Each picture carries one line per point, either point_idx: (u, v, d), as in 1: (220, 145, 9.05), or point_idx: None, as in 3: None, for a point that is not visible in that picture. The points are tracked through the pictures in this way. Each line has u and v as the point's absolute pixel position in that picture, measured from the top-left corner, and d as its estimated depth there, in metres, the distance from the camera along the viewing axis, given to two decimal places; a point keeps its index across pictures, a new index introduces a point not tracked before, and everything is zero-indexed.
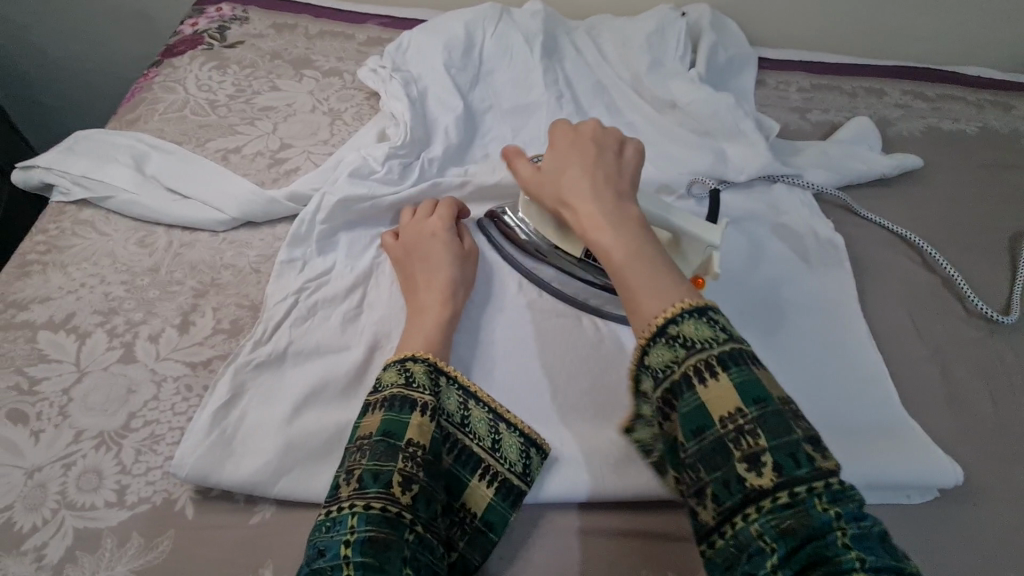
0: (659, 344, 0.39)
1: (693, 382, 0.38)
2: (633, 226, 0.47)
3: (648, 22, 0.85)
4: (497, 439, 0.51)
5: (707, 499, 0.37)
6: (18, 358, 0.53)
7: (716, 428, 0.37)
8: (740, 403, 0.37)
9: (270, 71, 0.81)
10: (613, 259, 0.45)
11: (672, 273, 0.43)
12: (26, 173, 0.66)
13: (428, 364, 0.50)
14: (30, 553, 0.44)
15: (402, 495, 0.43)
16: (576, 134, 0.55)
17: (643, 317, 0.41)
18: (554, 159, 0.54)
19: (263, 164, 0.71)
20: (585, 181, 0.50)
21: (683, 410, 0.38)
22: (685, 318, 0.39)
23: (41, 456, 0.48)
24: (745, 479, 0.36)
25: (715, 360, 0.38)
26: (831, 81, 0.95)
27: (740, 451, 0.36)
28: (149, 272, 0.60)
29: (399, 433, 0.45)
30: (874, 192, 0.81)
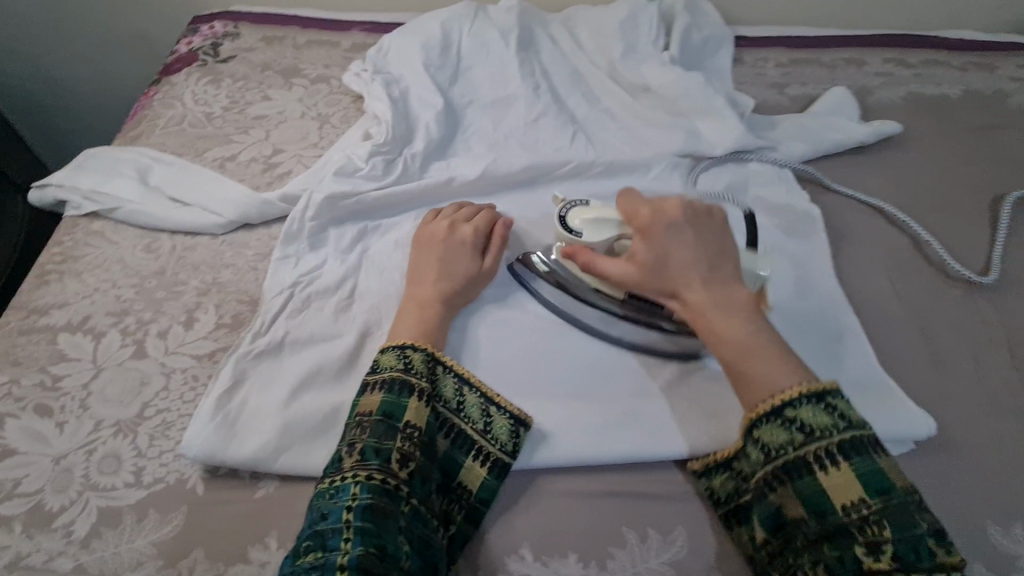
0: (773, 422, 0.47)
1: (813, 468, 0.45)
2: (748, 311, 0.52)
3: (620, 10, 0.88)
4: (488, 421, 0.54)
5: (820, 570, 0.43)
6: (41, 358, 0.58)
7: (839, 514, 0.44)
8: (862, 492, 0.43)
9: (261, 82, 0.86)
10: (730, 347, 0.51)
11: (784, 356, 0.49)
12: (41, 192, 0.71)
13: (426, 354, 0.55)
14: (60, 530, 0.49)
15: (398, 470, 0.48)
16: (663, 214, 0.57)
17: (754, 396, 0.48)
18: (648, 243, 0.56)
19: (257, 170, 0.75)
20: (693, 266, 0.54)
21: (802, 490, 0.45)
22: (801, 404, 0.46)
23: (65, 444, 0.53)
24: (863, 561, 0.42)
25: (835, 450, 0.45)
26: (810, 54, 0.96)
27: (864, 537, 0.43)
28: (156, 275, 0.65)
29: (398, 415, 0.50)
30: (854, 160, 0.82)
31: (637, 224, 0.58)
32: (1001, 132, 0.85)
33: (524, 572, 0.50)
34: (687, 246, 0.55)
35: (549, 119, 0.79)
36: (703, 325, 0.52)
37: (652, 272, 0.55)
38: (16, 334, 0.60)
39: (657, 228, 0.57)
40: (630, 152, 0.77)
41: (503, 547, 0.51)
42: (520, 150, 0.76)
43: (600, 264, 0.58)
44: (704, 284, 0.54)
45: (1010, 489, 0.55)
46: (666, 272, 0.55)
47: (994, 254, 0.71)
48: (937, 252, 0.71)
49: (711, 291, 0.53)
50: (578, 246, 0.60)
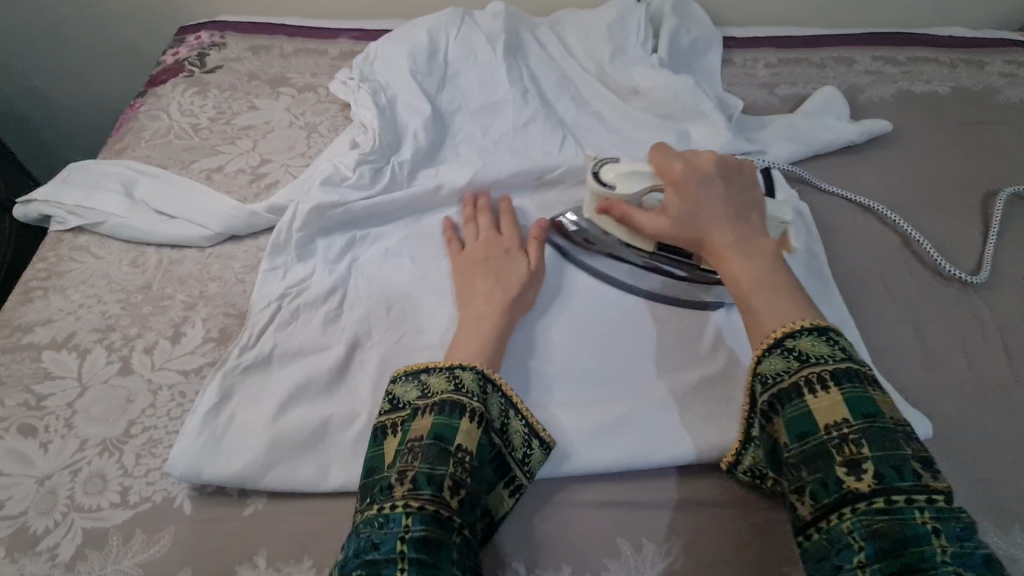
0: (774, 354, 0.45)
1: (802, 392, 0.43)
2: (764, 257, 0.51)
3: (608, 13, 0.87)
4: (528, 453, 0.51)
5: (806, 497, 0.42)
6: (25, 377, 0.57)
7: (822, 434, 0.42)
8: (848, 415, 0.41)
9: (248, 92, 0.85)
10: (744, 283, 0.50)
11: (797, 293, 0.48)
12: (25, 207, 0.70)
13: (478, 375, 0.51)
14: (45, 553, 0.48)
15: (452, 498, 0.45)
16: (698, 168, 0.56)
17: (760, 332, 0.47)
18: (680, 198, 0.55)
19: (245, 180, 0.75)
20: (718, 215, 0.53)
21: (789, 415, 0.43)
22: (801, 335, 0.45)
23: (50, 464, 0.52)
24: (844, 481, 0.40)
25: (828, 375, 0.43)
26: (799, 53, 0.96)
27: (842, 455, 0.41)
28: (142, 290, 0.64)
29: (453, 439, 0.47)
30: (846, 159, 0.81)
31: (674, 178, 0.56)
32: (992, 129, 0.85)
33: None
34: (721, 191, 0.55)
35: (538, 123, 0.79)
36: (722, 265, 0.52)
37: (681, 219, 0.54)
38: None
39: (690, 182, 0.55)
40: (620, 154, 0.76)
41: (496, 561, 0.50)
42: (510, 156, 0.76)
43: (633, 216, 0.58)
44: (728, 226, 0.53)
45: (1007, 489, 0.54)
46: (693, 219, 0.54)
47: (988, 252, 0.71)
48: (930, 252, 0.71)
49: (735, 235, 0.52)
50: (615, 203, 0.60)
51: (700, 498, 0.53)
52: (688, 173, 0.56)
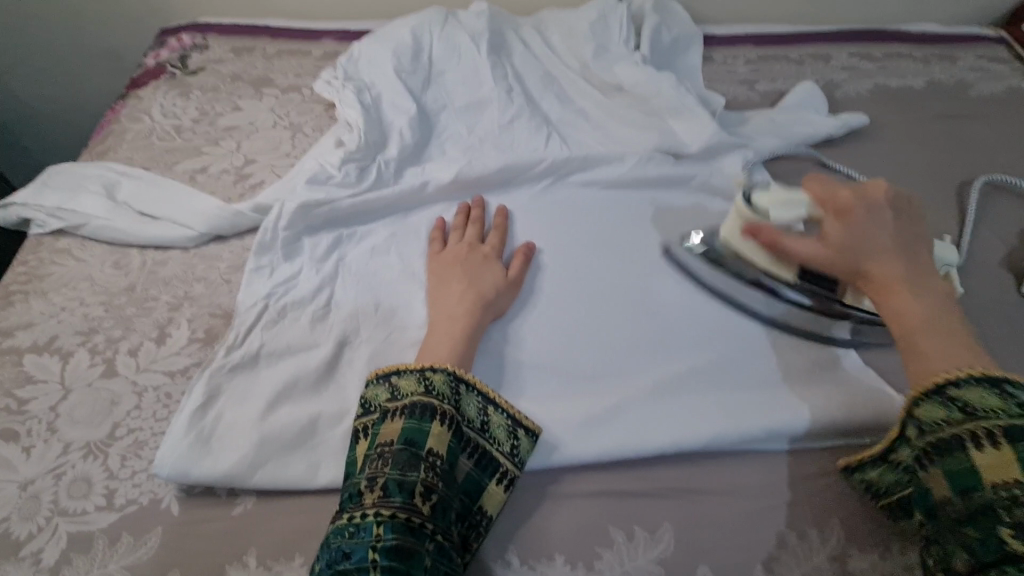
0: (933, 401, 0.45)
1: (966, 444, 0.43)
2: (927, 296, 0.51)
3: (590, 12, 0.88)
4: (515, 444, 0.52)
5: (964, 551, 0.41)
6: (6, 381, 0.56)
7: (988, 492, 0.41)
8: (1021, 474, 0.40)
9: (231, 93, 0.85)
10: (906, 323, 0.50)
11: (965, 342, 0.48)
12: (4, 211, 0.69)
13: (449, 377, 0.52)
14: (29, 558, 0.47)
15: (422, 504, 0.46)
16: (869, 198, 0.55)
17: (927, 374, 0.47)
18: (846, 225, 0.54)
19: (229, 181, 0.74)
20: (884, 251, 0.53)
21: (949, 466, 0.43)
22: (969, 385, 0.44)
23: (33, 469, 0.52)
24: (1008, 542, 0.39)
25: (998, 430, 0.41)
26: (778, 50, 0.98)
27: (1011, 518, 0.39)
28: (126, 291, 0.63)
29: (421, 444, 0.48)
30: (825, 151, 0.83)
31: (837, 205, 0.56)
32: (965, 121, 0.88)
33: None
34: (893, 226, 0.54)
35: (523, 120, 0.79)
36: (886, 301, 0.51)
37: (843, 249, 0.54)
38: None
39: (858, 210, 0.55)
40: (603, 150, 0.77)
41: (487, 554, 0.51)
42: (496, 153, 0.76)
43: (786, 242, 0.57)
44: (899, 265, 0.52)
45: None
46: (860, 250, 0.53)
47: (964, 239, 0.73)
48: None
49: (905, 274, 0.52)
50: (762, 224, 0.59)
51: (688, 484, 0.54)
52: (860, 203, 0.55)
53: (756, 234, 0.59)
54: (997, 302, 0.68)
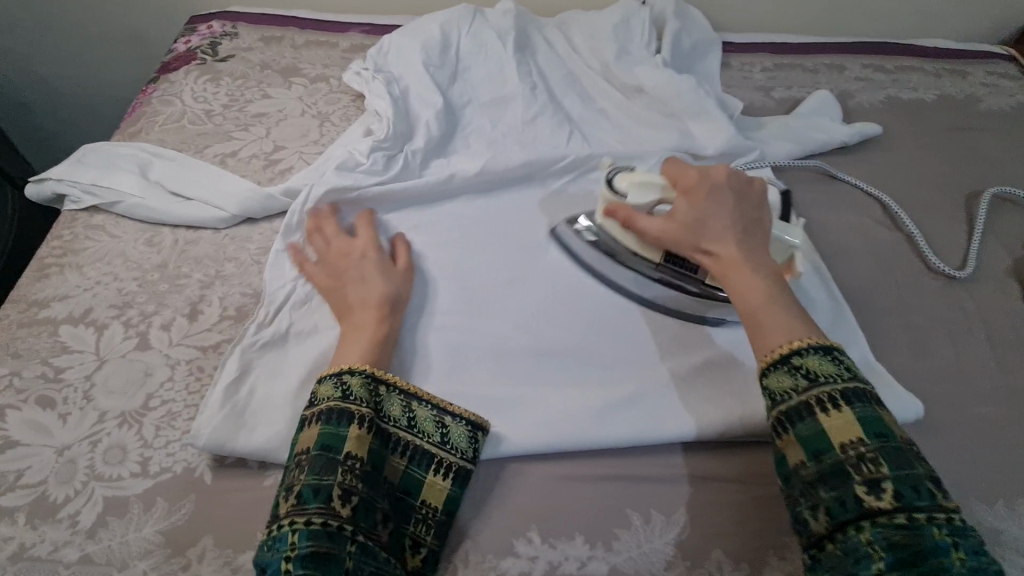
0: (782, 370, 0.48)
1: (814, 410, 0.46)
2: (768, 272, 0.53)
3: (614, 14, 0.90)
4: (444, 431, 0.53)
5: (820, 512, 0.43)
6: (42, 350, 0.58)
7: (838, 453, 0.44)
8: (861, 434, 0.44)
9: (261, 81, 0.87)
10: (748, 299, 0.52)
11: (801, 314, 0.51)
12: (38, 186, 0.70)
13: (367, 379, 0.52)
14: (66, 520, 0.49)
15: (340, 508, 0.47)
16: (710, 180, 0.58)
17: (764, 344, 0.49)
18: (691, 205, 0.57)
19: (259, 166, 0.76)
20: (727, 228, 0.55)
21: (803, 433, 0.45)
22: (809, 353, 0.47)
23: (69, 435, 0.53)
24: (863, 499, 0.42)
25: (838, 395, 0.46)
26: (794, 59, 1.00)
27: (862, 475, 0.43)
28: (158, 268, 0.65)
29: (338, 448, 0.48)
30: (838, 159, 0.85)
31: (684, 189, 0.59)
32: (974, 134, 0.90)
33: (532, 554, 0.51)
34: (734, 207, 0.57)
35: (546, 117, 0.81)
36: (728, 276, 0.54)
37: (690, 229, 0.56)
38: (16, 327, 0.59)
39: (701, 190, 0.58)
40: (622, 149, 0.79)
41: (510, 531, 0.52)
42: (519, 148, 0.78)
43: (639, 222, 0.60)
44: (738, 243, 0.55)
45: (991, 469, 0.57)
46: (704, 229, 0.56)
47: (972, 248, 0.75)
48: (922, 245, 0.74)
49: (743, 252, 0.54)
50: (620, 206, 0.61)
51: (703, 471, 0.55)
52: (700, 184, 0.58)
53: (614, 214, 0.62)
54: (1003, 309, 0.69)
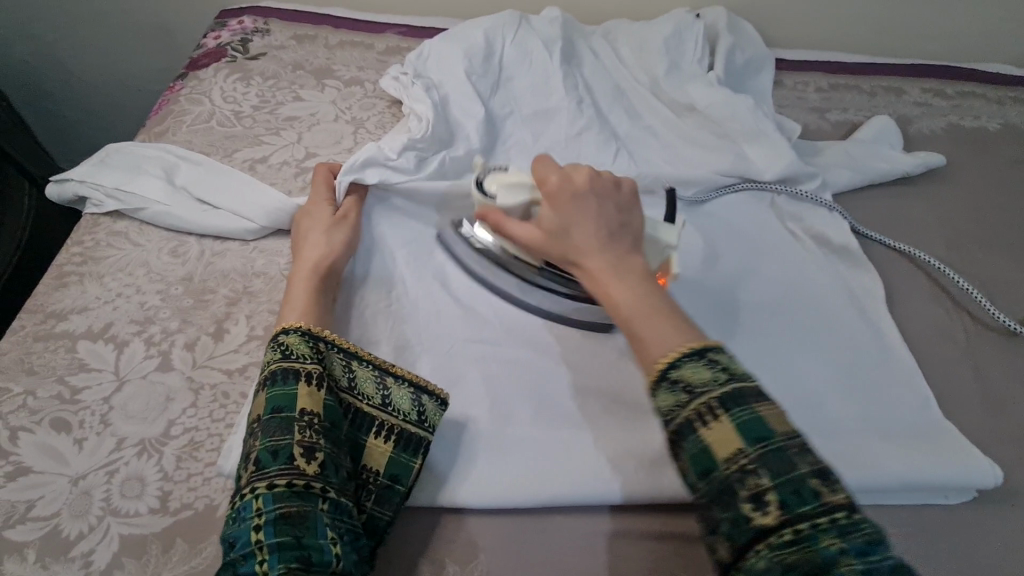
0: (662, 388, 0.42)
1: (695, 425, 0.40)
2: (639, 275, 0.48)
3: (665, 25, 0.85)
4: (385, 394, 0.51)
5: (721, 539, 0.38)
6: (59, 367, 0.54)
7: (722, 469, 0.38)
8: (741, 442, 0.38)
9: (293, 82, 0.83)
10: (622, 307, 0.47)
11: (679, 319, 0.45)
12: (60, 187, 0.67)
13: (308, 338, 0.50)
14: (78, 560, 0.45)
15: (306, 465, 0.43)
16: (571, 183, 0.52)
17: (648, 356, 0.43)
18: (557, 212, 0.52)
19: (290, 173, 0.72)
20: (592, 234, 0.50)
21: (689, 453, 0.39)
22: (685, 362, 0.42)
23: (84, 463, 0.49)
24: (753, 519, 0.36)
25: (716, 402, 0.40)
26: (849, 80, 0.95)
27: (746, 490, 0.37)
28: (183, 281, 0.61)
29: (290, 407, 0.45)
30: (899, 191, 0.80)
31: (547, 193, 0.53)
32: None
33: None
34: (597, 208, 0.51)
35: (592, 133, 0.77)
36: (598, 284, 0.49)
37: (555, 239, 0.52)
38: (32, 340, 0.56)
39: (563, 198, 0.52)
40: (671, 170, 0.76)
41: None
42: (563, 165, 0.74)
43: (508, 227, 0.56)
44: (604, 249, 0.50)
45: None
46: (569, 238, 0.51)
47: None
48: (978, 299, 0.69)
49: (612, 254, 0.49)
50: (491, 210, 0.57)
51: None
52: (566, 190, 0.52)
53: (486, 219, 0.58)
54: None
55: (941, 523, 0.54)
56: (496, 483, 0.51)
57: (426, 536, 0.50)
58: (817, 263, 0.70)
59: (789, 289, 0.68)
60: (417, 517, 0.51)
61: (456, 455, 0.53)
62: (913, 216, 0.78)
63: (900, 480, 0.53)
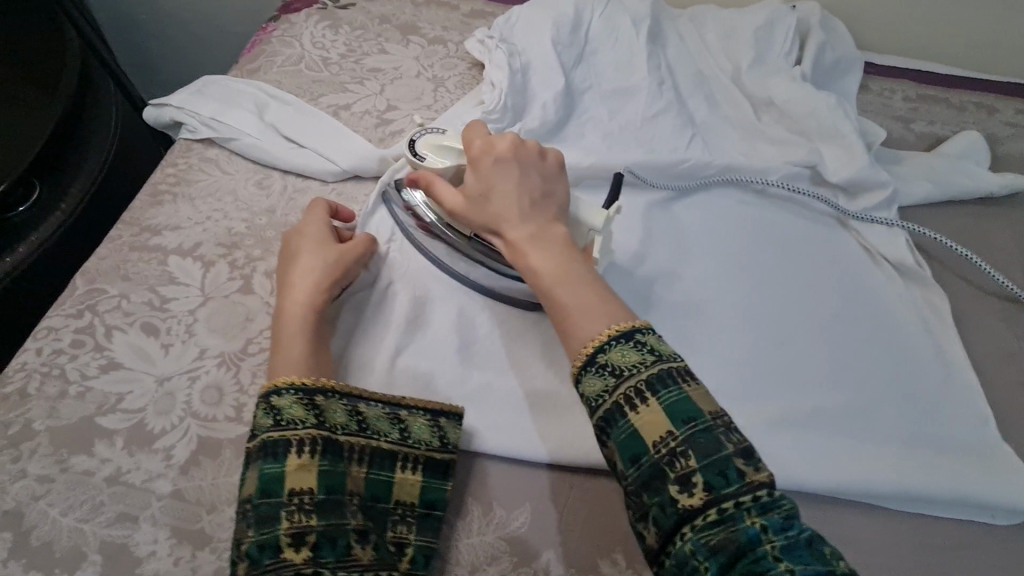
0: (591, 373, 0.43)
1: (625, 410, 0.41)
2: (559, 245, 0.49)
3: (758, 15, 0.83)
4: (402, 426, 0.50)
5: (650, 524, 0.39)
6: (151, 277, 0.58)
7: (652, 454, 0.40)
8: (669, 424, 0.40)
9: (379, 34, 0.84)
10: (544, 278, 0.48)
11: (601, 290, 0.47)
12: (158, 111, 0.70)
13: (301, 396, 0.47)
14: (161, 452, 0.49)
15: (297, 554, 0.42)
16: (492, 150, 0.53)
17: (579, 338, 0.44)
18: (478, 177, 0.53)
19: (371, 123, 0.74)
20: (514, 202, 0.51)
21: (619, 438, 0.41)
22: (611, 346, 0.43)
23: (170, 367, 0.53)
24: (677, 500, 0.38)
25: (644, 385, 0.41)
26: (940, 92, 0.91)
27: (674, 473, 0.39)
28: (267, 213, 0.64)
29: (278, 489, 0.43)
30: (979, 210, 0.78)
31: (471, 156, 0.54)
32: None
33: None
34: (516, 177, 0.52)
35: (669, 117, 0.77)
36: (520, 256, 0.49)
37: (475, 205, 0.52)
38: (128, 250, 0.60)
39: (486, 162, 0.53)
40: (746, 161, 0.75)
41: (596, 550, 0.49)
42: (634, 147, 0.74)
43: (437, 187, 0.55)
44: (526, 219, 0.50)
45: None
46: (487, 204, 0.51)
47: None
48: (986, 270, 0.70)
49: (535, 225, 0.50)
50: (421, 172, 0.57)
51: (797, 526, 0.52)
52: (489, 155, 0.53)
53: (417, 183, 0.57)
54: None
55: (987, 543, 0.53)
56: (549, 440, 0.53)
57: (477, 478, 0.52)
58: (884, 274, 0.69)
59: (853, 297, 0.67)
60: (470, 462, 0.52)
61: (507, 412, 0.54)
62: (991, 238, 0.75)
63: (952, 494, 0.53)
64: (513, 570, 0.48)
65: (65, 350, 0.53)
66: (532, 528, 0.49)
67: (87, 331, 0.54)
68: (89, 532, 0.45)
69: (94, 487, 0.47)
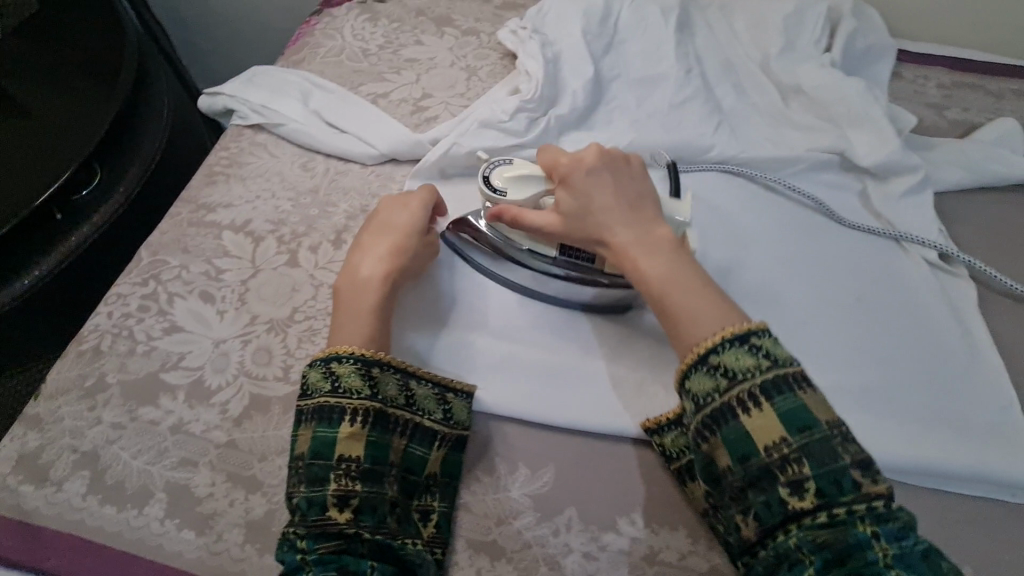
0: (700, 372, 0.46)
1: (737, 412, 0.44)
2: (667, 248, 0.51)
3: (786, 4, 0.83)
4: (446, 408, 0.53)
5: (749, 518, 0.43)
6: (207, 250, 0.63)
7: (762, 457, 0.43)
8: (785, 431, 0.43)
9: (415, 27, 0.88)
10: (653, 284, 0.49)
11: (716, 298, 0.48)
12: (212, 99, 0.76)
13: (359, 365, 0.49)
14: (217, 406, 0.54)
15: (340, 513, 0.45)
16: (583, 162, 0.54)
17: (690, 339, 0.47)
18: (568, 191, 0.54)
19: (407, 111, 0.78)
20: (616, 210, 0.52)
21: (729, 437, 0.44)
22: (726, 348, 0.45)
23: (225, 330, 0.58)
24: (787, 502, 0.42)
25: (758, 390, 0.44)
26: (977, 79, 0.89)
27: (786, 476, 0.42)
28: (311, 193, 0.69)
29: (329, 452, 0.46)
30: (1012, 198, 0.77)
31: (559, 174, 0.55)
32: None
33: (633, 536, 0.50)
34: (611, 183, 0.54)
35: (696, 104, 0.78)
36: (624, 263, 0.51)
37: (576, 222, 0.54)
38: (186, 225, 0.65)
39: (577, 176, 0.54)
40: (773, 150, 0.75)
41: (617, 509, 0.51)
42: (660, 133, 0.76)
43: (526, 217, 0.56)
44: (631, 226, 0.52)
45: None
46: (590, 219, 0.53)
47: None
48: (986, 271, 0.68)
49: (637, 229, 0.52)
50: (505, 206, 0.57)
51: None
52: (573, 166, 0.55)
53: (501, 217, 0.57)
54: None
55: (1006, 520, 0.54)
56: (574, 410, 0.55)
57: (504, 443, 0.55)
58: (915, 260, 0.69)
59: (884, 278, 0.67)
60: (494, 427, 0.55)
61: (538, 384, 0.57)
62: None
63: (966, 470, 0.54)
64: (538, 524, 0.51)
65: (132, 313, 0.59)
66: (556, 487, 0.52)
67: (152, 298, 0.60)
68: (155, 474, 0.50)
69: (159, 435, 0.52)
